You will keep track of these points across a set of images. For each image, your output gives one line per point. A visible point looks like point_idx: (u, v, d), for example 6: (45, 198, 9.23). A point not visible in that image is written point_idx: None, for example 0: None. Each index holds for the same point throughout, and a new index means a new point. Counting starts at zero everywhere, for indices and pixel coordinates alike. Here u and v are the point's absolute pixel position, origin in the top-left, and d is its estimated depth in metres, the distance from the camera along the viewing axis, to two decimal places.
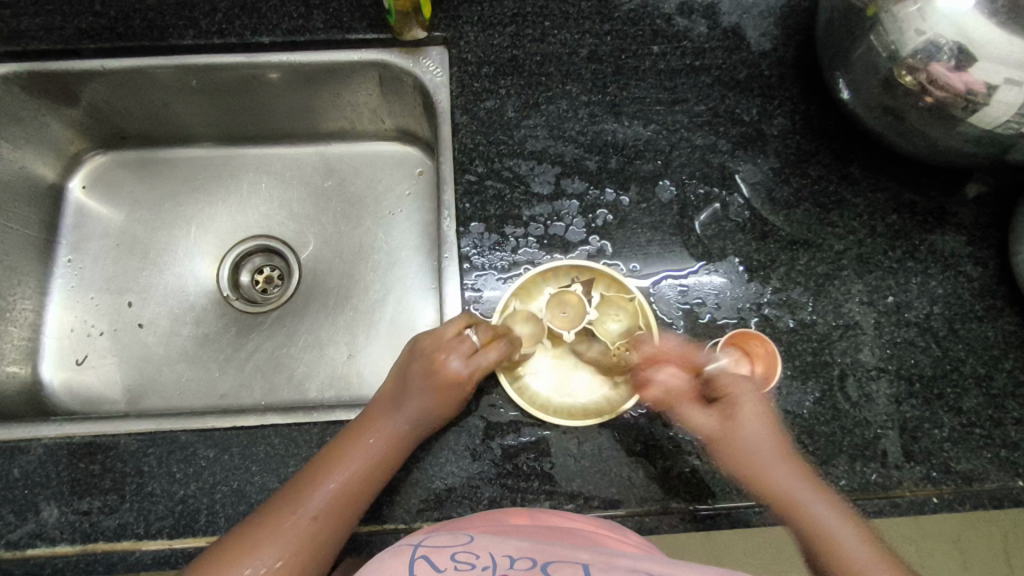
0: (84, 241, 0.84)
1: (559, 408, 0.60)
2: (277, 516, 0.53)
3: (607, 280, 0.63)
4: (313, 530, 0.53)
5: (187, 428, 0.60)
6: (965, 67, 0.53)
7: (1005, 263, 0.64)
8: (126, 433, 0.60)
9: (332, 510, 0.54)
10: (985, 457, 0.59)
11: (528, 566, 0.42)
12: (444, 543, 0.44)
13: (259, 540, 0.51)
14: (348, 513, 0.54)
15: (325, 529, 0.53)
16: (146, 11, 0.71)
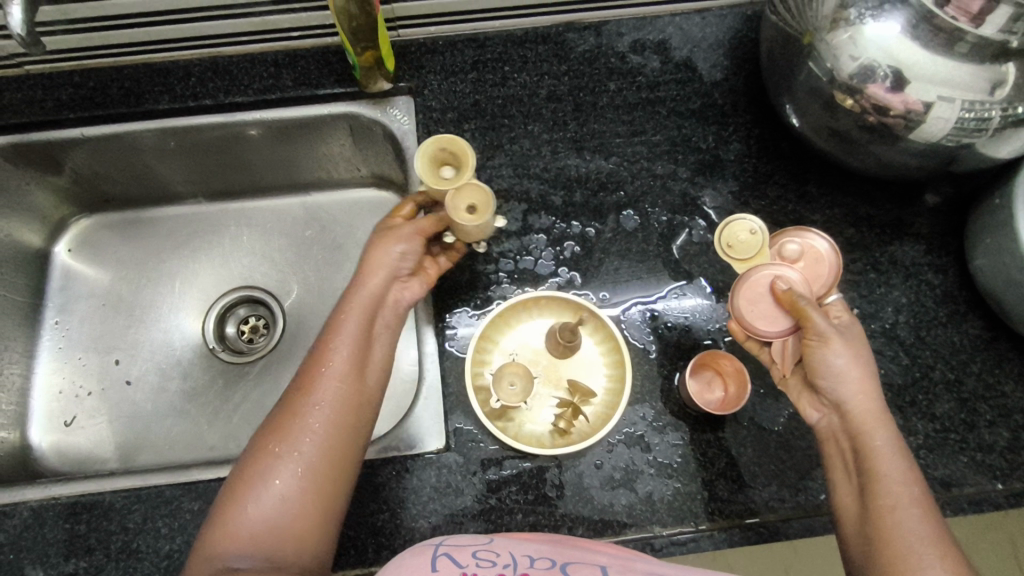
0: (70, 303, 0.86)
1: (528, 438, 0.61)
2: (276, 449, 0.50)
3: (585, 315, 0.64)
4: (317, 453, 0.50)
5: (172, 483, 0.61)
6: (902, 88, 0.56)
7: (965, 269, 0.66)
8: (110, 490, 0.60)
9: (336, 418, 0.51)
10: (962, 462, 0.60)
11: (548, 566, 0.44)
12: (465, 543, 0.46)
13: (271, 467, 0.49)
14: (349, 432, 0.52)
15: (332, 441, 0.51)
16: (123, 79, 0.73)
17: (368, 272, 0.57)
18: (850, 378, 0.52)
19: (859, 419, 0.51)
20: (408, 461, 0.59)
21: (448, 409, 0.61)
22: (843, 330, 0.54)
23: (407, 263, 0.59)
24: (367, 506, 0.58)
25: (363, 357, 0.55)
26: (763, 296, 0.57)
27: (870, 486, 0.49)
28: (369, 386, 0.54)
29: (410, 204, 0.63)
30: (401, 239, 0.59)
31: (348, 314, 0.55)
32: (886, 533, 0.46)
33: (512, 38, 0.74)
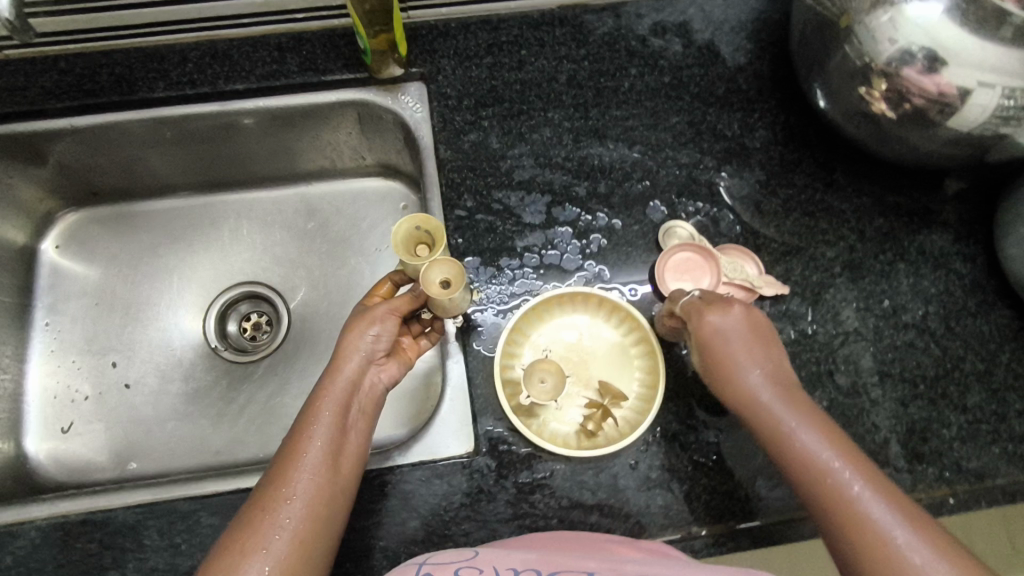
0: (61, 303, 0.81)
1: (553, 438, 0.59)
2: (242, 547, 0.43)
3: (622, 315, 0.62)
4: (291, 548, 0.44)
5: (187, 496, 0.58)
6: (937, 72, 0.54)
7: (992, 258, 0.65)
8: (123, 507, 0.57)
9: (309, 513, 0.46)
10: (995, 453, 0.60)
11: None
12: (448, 559, 0.46)
13: (235, 569, 0.42)
14: (328, 519, 0.47)
15: (305, 533, 0.45)
16: (113, 65, 0.67)
17: (343, 356, 0.53)
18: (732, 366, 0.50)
19: (779, 408, 0.47)
20: (439, 467, 0.57)
21: (476, 412, 0.59)
22: (728, 331, 0.51)
23: (383, 344, 0.55)
24: (398, 515, 0.56)
25: (339, 446, 0.50)
26: (683, 272, 0.62)
27: (805, 469, 0.45)
28: (345, 475, 0.49)
29: (387, 281, 0.61)
30: (375, 319, 0.55)
31: (320, 402, 0.51)
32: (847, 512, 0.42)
33: (528, 20, 0.71)
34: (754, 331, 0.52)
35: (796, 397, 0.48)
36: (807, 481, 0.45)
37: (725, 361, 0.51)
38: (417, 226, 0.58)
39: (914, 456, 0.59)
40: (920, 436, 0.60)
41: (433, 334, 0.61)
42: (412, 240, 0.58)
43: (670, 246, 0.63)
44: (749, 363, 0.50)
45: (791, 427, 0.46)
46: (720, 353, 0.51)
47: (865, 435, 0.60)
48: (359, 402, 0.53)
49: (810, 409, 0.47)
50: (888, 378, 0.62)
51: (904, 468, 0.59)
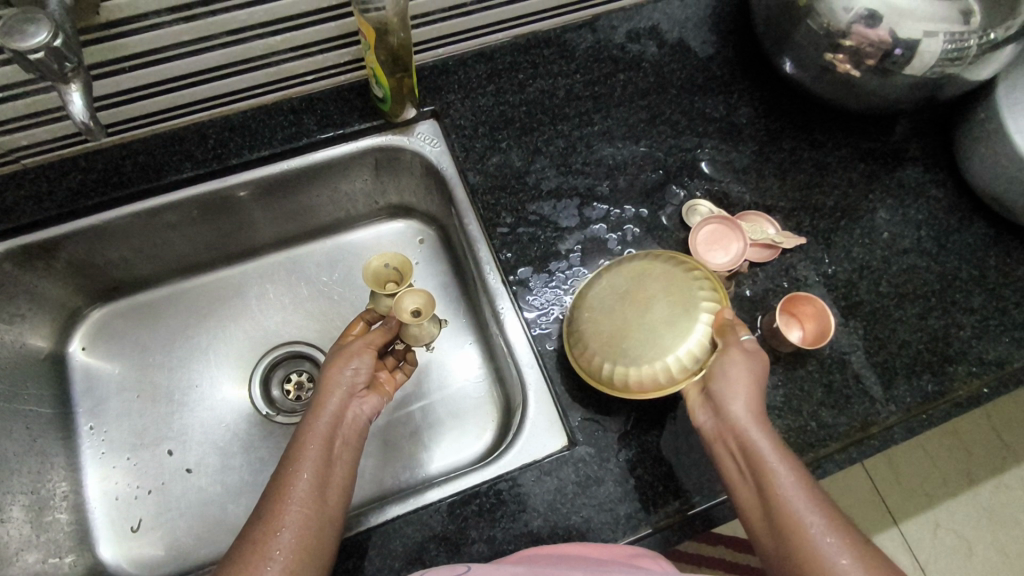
0: (101, 403, 0.79)
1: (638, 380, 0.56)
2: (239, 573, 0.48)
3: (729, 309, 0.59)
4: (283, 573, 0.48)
5: None
6: (877, 26, 0.62)
7: (959, 179, 0.75)
8: None
9: (298, 542, 0.50)
10: (1007, 342, 0.69)
11: None
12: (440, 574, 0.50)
13: None
14: (315, 547, 0.51)
15: (295, 561, 0.49)
16: (136, 155, 0.70)
17: (325, 392, 0.60)
18: (729, 399, 0.54)
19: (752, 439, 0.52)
20: (545, 465, 0.61)
21: (565, 406, 0.63)
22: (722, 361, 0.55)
23: (362, 377, 0.62)
24: (519, 518, 0.59)
25: (328, 477, 0.55)
26: (715, 241, 0.69)
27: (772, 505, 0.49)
28: (332, 505, 0.54)
29: (360, 321, 0.68)
30: (353, 354, 0.63)
31: (306, 438, 0.56)
32: None
33: (516, 47, 0.77)
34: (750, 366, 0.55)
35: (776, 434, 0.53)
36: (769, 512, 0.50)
37: (725, 389, 0.54)
38: (386, 263, 0.66)
39: (945, 359, 0.68)
40: (945, 341, 0.68)
41: (406, 367, 0.70)
42: (382, 276, 0.67)
43: (695, 222, 0.70)
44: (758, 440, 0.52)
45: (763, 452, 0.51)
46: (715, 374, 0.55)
47: (900, 350, 0.68)
48: (338, 442, 0.58)
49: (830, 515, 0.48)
50: (906, 297, 0.70)
51: (940, 371, 0.67)
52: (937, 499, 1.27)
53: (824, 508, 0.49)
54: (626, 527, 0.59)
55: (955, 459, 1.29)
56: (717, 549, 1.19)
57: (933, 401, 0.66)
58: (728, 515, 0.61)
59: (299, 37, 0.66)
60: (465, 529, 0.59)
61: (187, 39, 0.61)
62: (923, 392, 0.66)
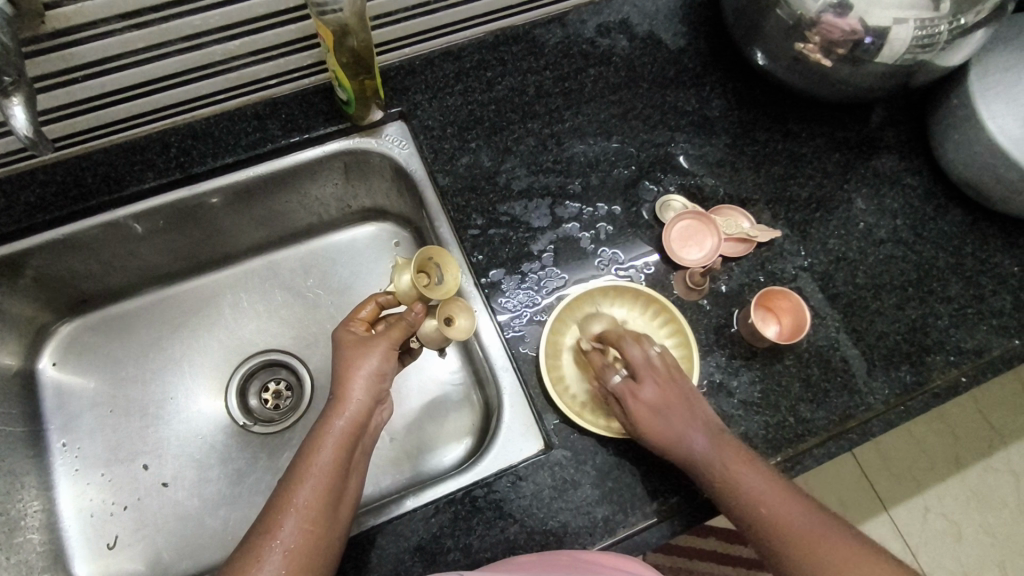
0: (73, 419, 0.78)
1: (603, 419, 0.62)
2: None
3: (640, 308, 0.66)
4: None
5: None
6: (847, 14, 0.61)
7: (935, 166, 0.75)
8: None
9: (297, 557, 0.49)
10: (985, 330, 0.68)
11: None
12: None
13: None
14: (315, 564, 0.50)
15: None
16: (96, 166, 0.69)
17: (349, 396, 0.56)
18: (683, 430, 0.57)
19: (726, 476, 0.55)
20: (520, 470, 0.60)
21: (540, 410, 0.62)
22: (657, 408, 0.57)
23: (383, 382, 0.59)
24: (496, 525, 0.58)
25: (338, 491, 0.53)
26: (689, 238, 0.68)
27: (773, 525, 0.53)
28: (337, 519, 0.53)
29: (371, 302, 0.62)
30: (377, 356, 0.58)
31: (322, 446, 0.54)
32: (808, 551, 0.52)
33: (484, 44, 0.76)
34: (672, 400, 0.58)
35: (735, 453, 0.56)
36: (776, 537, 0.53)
37: (674, 435, 0.57)
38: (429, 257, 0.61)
39: (922, 349, 0.67)
40: (922, 331, 0.68)
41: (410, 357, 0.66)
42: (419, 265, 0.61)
43: (669, 218, 0.69)
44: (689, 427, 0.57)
45: (741, 481, 0.55)
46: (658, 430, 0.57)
47: (878, 341, 0.67)
48: (354, 452, 0.56)
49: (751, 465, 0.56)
50: (882, 288, 0.69)
51: (917, 361, 0.67)
52: (926, 483, 1.27)
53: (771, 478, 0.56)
54: (604, 530, 0.59)
55: (943, 443, 1.29)
56: (708, 542, 1.19)
57: (911, 392, 0.65)
58: (707, 515, 0.60)
59: (258, 41, 0.64)
60: (441, 538, 0.58)
61: (141, 47, 0.59)
62: (901, 383, 0.66)
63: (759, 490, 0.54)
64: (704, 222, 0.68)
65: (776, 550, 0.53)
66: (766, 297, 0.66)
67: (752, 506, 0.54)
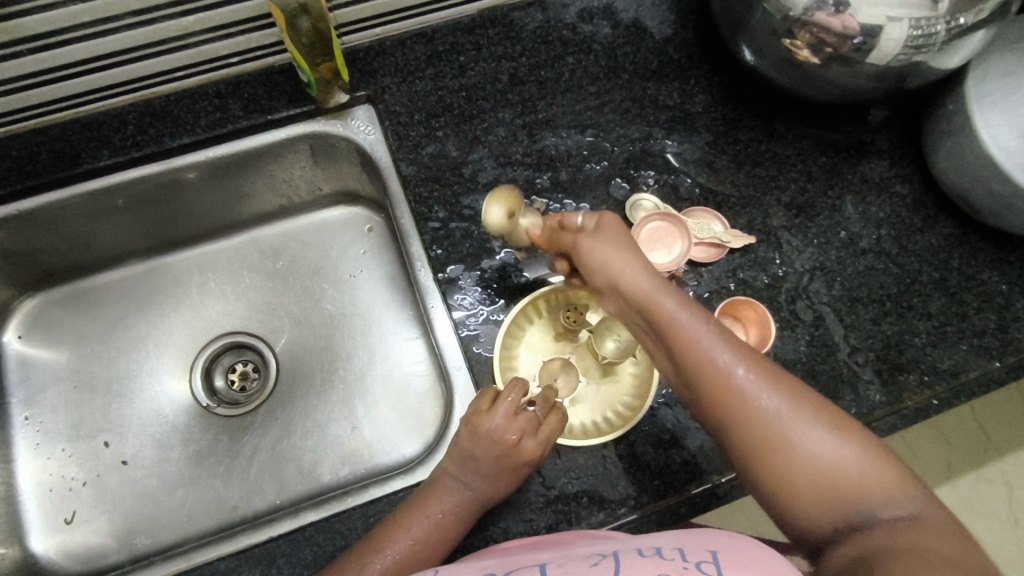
0: (36, 393, 0.78)
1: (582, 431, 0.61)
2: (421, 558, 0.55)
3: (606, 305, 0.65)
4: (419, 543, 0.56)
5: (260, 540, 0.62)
6: (843, 10, 0.57)
7: (927, 174, 0.71)
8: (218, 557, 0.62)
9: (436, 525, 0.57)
10: (964, 350, 0.65)
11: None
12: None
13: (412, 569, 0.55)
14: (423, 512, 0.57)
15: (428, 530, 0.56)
16: (51, 141, 0.68)
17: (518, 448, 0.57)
18: (623, 273, 0.50)
19: (705, 346, 0.46)
20: None
21: None
22: (688, 314, 0.47)
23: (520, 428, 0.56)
24: None
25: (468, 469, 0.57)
26: (658, 240, 0.65)
27: (723, 397, 0.45)
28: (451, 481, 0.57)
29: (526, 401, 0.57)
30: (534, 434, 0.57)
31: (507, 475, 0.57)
32: (796, 460, 0.43)
33: (460, 26, 0.73)
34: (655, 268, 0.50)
35: (753, 356, 0.46)
36: (728, 413, 0.45)
37: (628, 282, 0.49)
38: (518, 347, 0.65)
39: (894, 367, 0.64)
40: (897, 348, 0.65)
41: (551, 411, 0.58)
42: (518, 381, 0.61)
43: (639, 218, 0.66)
44: (635, 273, 0.49)
45: (705, 349, 0.46)
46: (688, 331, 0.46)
47: (849, 357, 0.64)
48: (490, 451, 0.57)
49: (711, 324, 0.47)
50: (858, 301, 0.66)
51: (886, 380, 0.64)
52: None
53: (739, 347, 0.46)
54: None
55: (935, 451, 1.26)
56: None
57: (878, 411, 0.63)
58: (653, 529, 0.59)
59: (214, 18, 0.62)
60: None
61: (87, 20, 0.58)
62: (868, 402, 0.63)
63: (729, 361, 0.45)
64: (674, 223, 0.65)
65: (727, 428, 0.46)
66: (731, 305, 0.64)
67: (707, 377, 0.45)
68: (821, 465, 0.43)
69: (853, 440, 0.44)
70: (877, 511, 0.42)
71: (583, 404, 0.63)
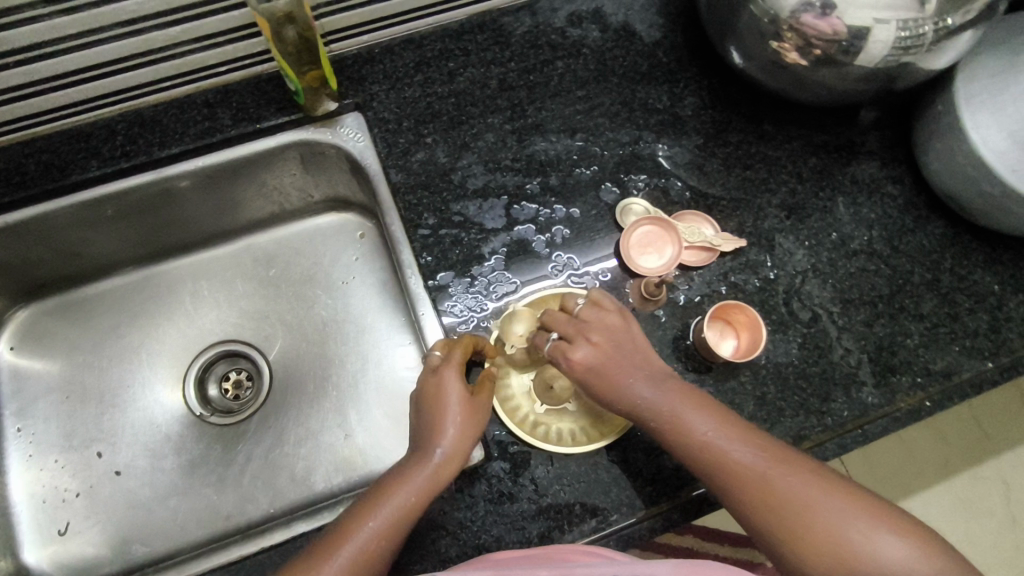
0: (28, 404, 0.78)
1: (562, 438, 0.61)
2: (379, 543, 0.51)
3: None
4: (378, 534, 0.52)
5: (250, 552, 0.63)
6: (831, 13, 0.57)
7: (918, 175, 0.71)
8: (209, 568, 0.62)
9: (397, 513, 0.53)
10: (956, 352, 0.65)
11: None
12: None
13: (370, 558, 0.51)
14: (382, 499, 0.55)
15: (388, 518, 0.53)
16: (40, 153, 0.68)
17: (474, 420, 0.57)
18: (622, 382, 0.56)
19: (683, 415, 0.53)
20: (456, 481, 0.59)
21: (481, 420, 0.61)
22: (666, 398, 0.54)
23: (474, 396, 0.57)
24: (428, 537, 0.57)
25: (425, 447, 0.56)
26: (648, 245, 0.65)
27: (733, 473, 0.51)
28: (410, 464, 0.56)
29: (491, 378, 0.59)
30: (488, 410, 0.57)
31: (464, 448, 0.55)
32: (792, 514, 0.49)
33: (449, 32, 0.73)
34: (636, 353, 0.57)
35: (731, 422, 0.53)
36: (738, 488, 0.51)
37: (617, 384, 0.56)
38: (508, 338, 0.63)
39: (886, 369, 0.64)
40: (889, 350, 0.65)
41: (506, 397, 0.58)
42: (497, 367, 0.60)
43: (629, 223, 0.66)
44: (626, 374, 0.56)
45: (693, 427, 0.53)
46: (674, 417, 0.53)
47: (841, 360, 0.64)
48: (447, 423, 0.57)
49: (690, 397, 0.54)
50: (850, 303, 0.66)
51: (878, 382, 0.64)
52: (913, 491, 1.24)
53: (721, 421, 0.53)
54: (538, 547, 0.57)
55: (933, 450, 1.26)
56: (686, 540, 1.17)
57: (870, 414, 0.63)
58: (646, 535, 0.59)
59: (201, 28, 0.62)
60: None
61: (71, 33, 0.58)
62: (861, 405, 0.63)
63: (714, 435, 0.52)
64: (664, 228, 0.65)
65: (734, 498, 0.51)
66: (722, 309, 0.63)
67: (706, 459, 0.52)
68: (819, 520, 0.48)
69: (841, 499, 0.49)
70: (873, 552, 0.47)
71: (572, 411, 0.62)
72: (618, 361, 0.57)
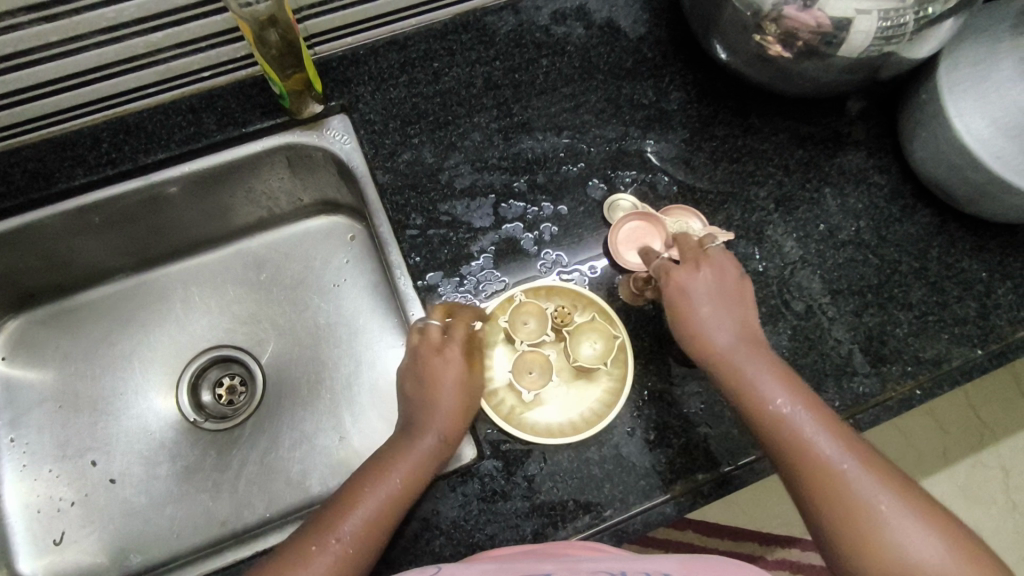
0: (20, 415, 0.78)
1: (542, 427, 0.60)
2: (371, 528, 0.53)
3: (596, 308, 0.64)
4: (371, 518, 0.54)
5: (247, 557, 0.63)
6: (813, 5, 0.57)
7: (904, 164, 0.71)
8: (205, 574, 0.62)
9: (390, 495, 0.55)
10: (946, 339, 0.65)
11: None
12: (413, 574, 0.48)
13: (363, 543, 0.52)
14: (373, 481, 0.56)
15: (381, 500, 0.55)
16: (25, 162, 0.68)
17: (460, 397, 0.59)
18: (707, 336, 0.56)
19: (756, 383, 0.54)
20: (450, 480, 0.59)
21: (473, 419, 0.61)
22: (751, 365, 0.55)
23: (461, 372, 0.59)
24: (422, 537, 0.57)
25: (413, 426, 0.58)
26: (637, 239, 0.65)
27: (794, 441, 0.52)
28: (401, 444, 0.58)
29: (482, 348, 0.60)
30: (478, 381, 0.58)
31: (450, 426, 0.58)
32: (838, 500, 0.49)
33: (433, 32, 0.73)
34: (733, 315, 0.58)
35: (811, 403, 0.53)
36: (795, 464, 0.51)
37: (704, 340, 0.57)
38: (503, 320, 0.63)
39: (877, 359, 0.64)
40: (879, 340, 0.65)
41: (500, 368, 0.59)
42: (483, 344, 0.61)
43: (617, 219, 0.66)
44: (720, 328, 0.57)
45: (769, 396, 0.53)
46: (737, 367, 0.55)
47: (831, 351, 0.64)
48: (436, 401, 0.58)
49: (770, 363, 0.55)
50: (839, 293, 0.66)
51: (869, 372, 0.64)
52: None
53: (797, 395, 0.54)
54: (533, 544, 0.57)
55: (930, 438, 1.26)
56: None
57: (862, 403, 0.63)
58: (640, 530, 0.59)
59: (183, 33, 0.62)
60: None
61: (55, 40, 0.58)
62: (852, 394, 0.63)
63: (788, 408, 0.53)
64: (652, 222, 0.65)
65: (790, 467, 0.52)
66: None
67: (773, 427, 0.53)
68: (869, 513, 0.48)
69: (899, 497, 0.49)
70: (911, 552, 0.46)
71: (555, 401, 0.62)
72: (716, 317, 0.57)
